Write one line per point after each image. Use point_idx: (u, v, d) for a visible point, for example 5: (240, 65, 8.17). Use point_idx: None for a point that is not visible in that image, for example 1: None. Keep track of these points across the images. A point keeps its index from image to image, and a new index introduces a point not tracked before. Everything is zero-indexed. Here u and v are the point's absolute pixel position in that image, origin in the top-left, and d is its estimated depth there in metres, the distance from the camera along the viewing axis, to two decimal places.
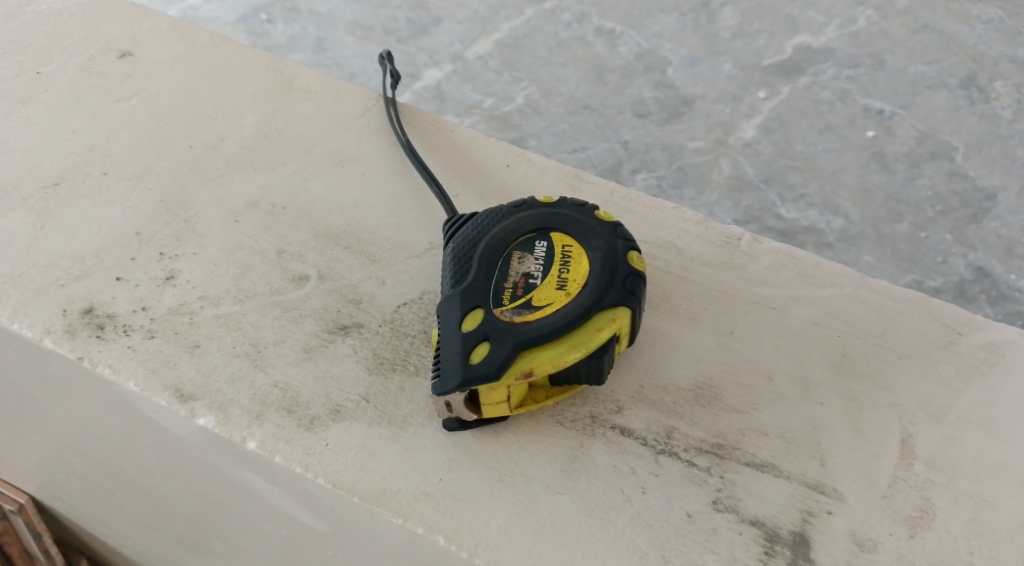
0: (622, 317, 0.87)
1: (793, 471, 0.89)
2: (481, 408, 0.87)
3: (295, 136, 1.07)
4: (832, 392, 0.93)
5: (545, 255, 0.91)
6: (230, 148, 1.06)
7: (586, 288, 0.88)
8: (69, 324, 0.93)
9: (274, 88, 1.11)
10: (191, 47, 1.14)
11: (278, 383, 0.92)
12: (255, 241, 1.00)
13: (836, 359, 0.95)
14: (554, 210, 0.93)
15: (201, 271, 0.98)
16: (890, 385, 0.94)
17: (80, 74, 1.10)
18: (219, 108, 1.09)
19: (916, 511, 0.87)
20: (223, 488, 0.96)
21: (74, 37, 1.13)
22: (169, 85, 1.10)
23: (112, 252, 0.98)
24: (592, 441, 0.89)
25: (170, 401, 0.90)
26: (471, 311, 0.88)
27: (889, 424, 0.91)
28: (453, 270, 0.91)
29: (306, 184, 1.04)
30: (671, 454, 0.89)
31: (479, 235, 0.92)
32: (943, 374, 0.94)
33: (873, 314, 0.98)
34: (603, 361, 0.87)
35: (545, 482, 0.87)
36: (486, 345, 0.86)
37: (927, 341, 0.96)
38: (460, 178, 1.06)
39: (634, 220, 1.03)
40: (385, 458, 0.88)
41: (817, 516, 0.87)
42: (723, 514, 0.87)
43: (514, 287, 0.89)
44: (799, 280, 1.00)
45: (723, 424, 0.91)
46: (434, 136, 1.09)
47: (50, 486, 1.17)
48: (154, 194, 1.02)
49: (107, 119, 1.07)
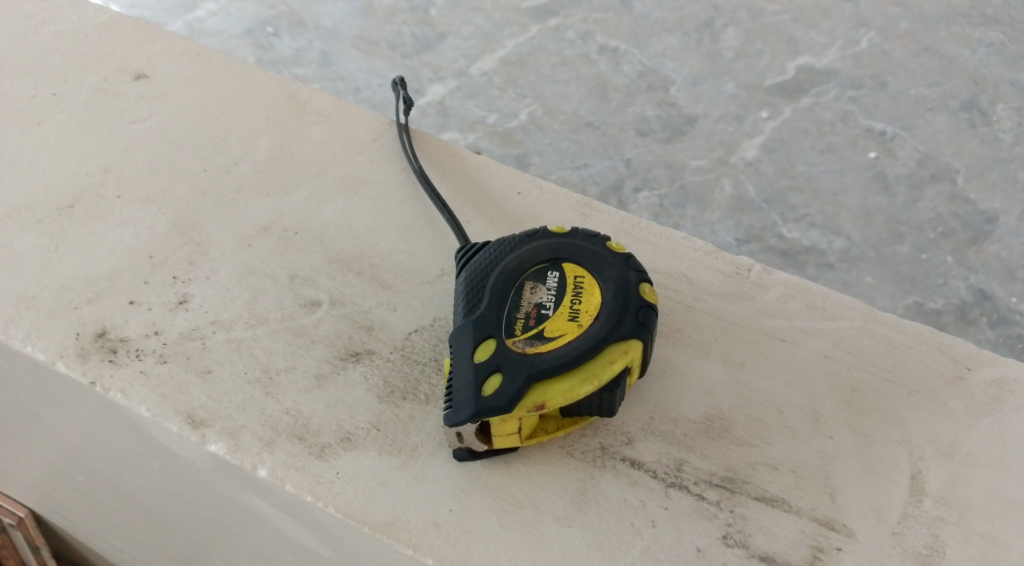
0: (634, 349, 0.87)
1: (803, 507, 0.89)
2: (493, 439, 0.87)
3: (307, 159, 1.08)
4: (842, 426, 0.93)
5: (557, 286, 0.91)
6: (242, 171, 1.07)
7: (598, 320, 0.88)
8: (81, 347, 0.93)
9: (288, 109, 1.12)
10: (205, 67, 1.15)
11: (289, 409, 0.92)
12: (267, 265, 1.00)
13: (845, 393, 0.95)
14: (567, 240, 0.93)
15: (214, 296, 0.98)
16: (899, 420, 0.94)
17: (94, 95, 1.11)
18: (231, 130, 1.10)
19: (925, 548, 0.87)
20: (229, 512, 0.96)
21: (90, 57, 1.14)
22: (183, 107, 1.11)
23: (125, 274, 0.98)
24: (602, 473, 0.89)
25: (182, 426, 0.90)
26: (484, 342, 0.88)
27: (900, 460, 0.91)
28: (466, 299, 0.91)
29: (318, 208, 1.05)
30: (681, 488, 0.89)
31: (492, 263, 0.92)
32: (952, 409, 0.95)
33: (883, 348, 0.98)
34: (615, 394, 0.87)
35: (555, 515, 0.87)
36: (498, 376, 0.86)
37: (937, 377, 0.97)
38: (472, 204, 1.06)
39: (646, 249, 1.04)
40: (394, 487, 0.88)
41: (827, 552, 0.87)
42: (734, 548, 0.87)
43: (527, 317, 0.89)
44: (809, 312, 1.00)
45: (734, 458, 0.91)
46: (446, 163, 1.10)
47: (49, 502, 1.17)
48: (167, 217, 1.02)
49: (120, 139, 1.08)
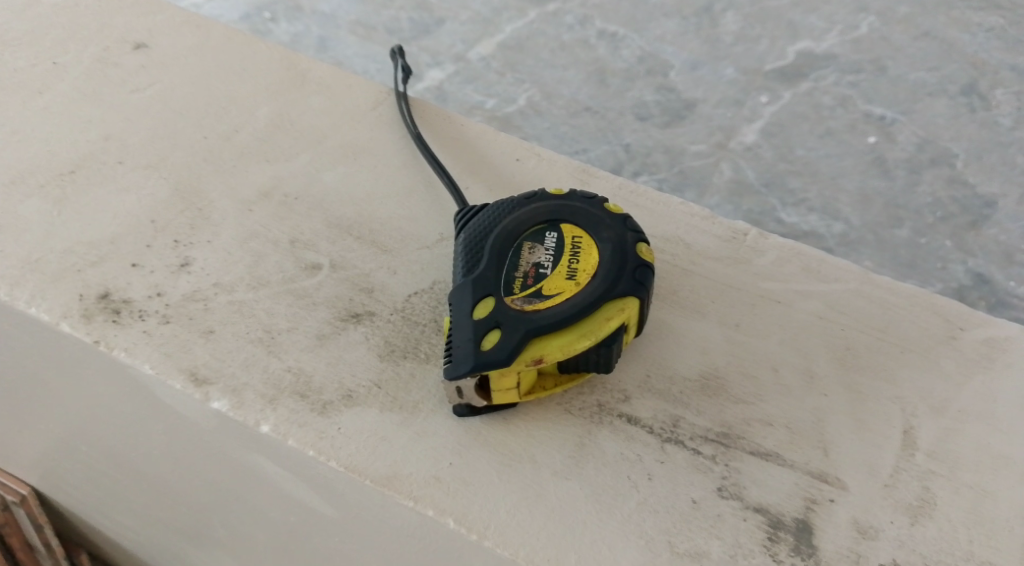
0: (631, 307, 0.89)
1: (797, 460, 0.90)
2: (492, 395, 0.89)
3: (306, 128, 1.09)
4: (836, 384, 0.95)
5: (555, 246, 0.92)
6: (243, 139, 1.08)
7: (596, 278, 0.89)
8: (85, 308, 0.95)
9: (289, 82, 1.13)
10: (205, 40, 1.16)
11: (291, 367, 0.93)
12: (269, 230, 1.01)
13: (839, 352, 0.97)
14: (564, 202, 0.94)
15: (216, 259, 0.99)
16: (891, 377, 0.95)
17: (96, 65, 1.12)
18: (233, 101, 1.11)
19: (917, 500, 0.89)
20: (232, 474, 0.97)
21: (91, 29, 1.15)
22: (183, 77, 1.12)
23: (128, 239, 0.99)
24: (600, 429, 0.91)
25: (186, 384, 0.92)
26: (483, 299, 0.89)
27: (893, 416, 0.93)
28: (465, 258, 0.92)
29: (318, 176, 1.06)
30: (677, 442, 0.91)
31: (490, 225, 0.94)
32: (944, 367, 0.96)
33: (877, 309, 1.00)
34: (612, 349, 0.88)
35: (553, 468, 0.89)
36: (497, 332, 0.87)
37: (930, 336, 0.98)
38: (472, 171, 1.07)
39: (642, 214, 1.05)
40: (395, 443, 0.89)
41: (820, 504, 0.88)
42: (728, 500, 0.88)
43: (525, 276, 0.90)
44: (803, 275, 1.02)
45: (729, 414, 0.92)
46: (445, 131, 1.11)
47: (51, 477, 1.18)
48: (169, 183, 1.04)
49: (123, 108, 1.09)
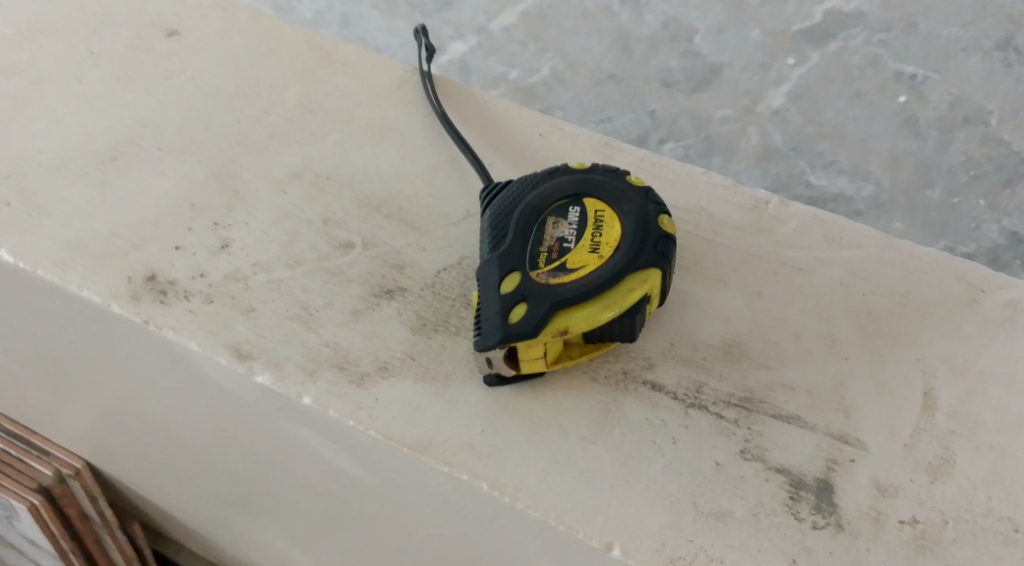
0: (653, 278, 0.91)
1: (819, 423, 0.93)
2: (520, 365, 0.92)
3: (334, 109, 1.12)
4: (856, 347, 0.97)
5: (579, 220, 0.95)
6: (273, 121, 1.11)
7: (618, 251, 0.92)
8: (133, 290, 0.98)
9: (316, 63, 1.16)
10: (232, 24, 1.19)
11: (328, 342, 0.97)
12: (300, 210, 1.05)
13: (860, 317, 0.99)
14: (587, 176, 0.96)
15: (251, 239, 1.02)
16: (911, 339, 0.97)
17: (129, 52, 1.15)
18: (262, 83, 1.14)
19: (936, 459, 0.91)
20: (274, 445, 1.01)
21: (122, 16, 1.18)
22: (213, 61, 1.15)
23: (168, 221, 1.03)
24: (625, 396, 0.94)
25: (230, 359, 0.95)
26: (509, 273, 0.92)
27: (912, 378, 0.95)
28: (491, 234, 0.95)
29: (346, 155, 1.09)
30: (700, 408, 0.93)
31: (516, 200, 0.96)
32: (964, 329, 0.98)
33: (898, 275, 1.02)
34: (635, 319, 0.91)
35: (581, 434, 0.92)
36: (524, 305, 0.90)
37: (950, 300, 1.00)
38: (497, 148, 1.10)
39: (665, 186, 1.07)
40: (429, 411, 0.93)
41: (841, 464, 0.91)
42: (751, 462, 0.91)
43: (550, 250, 0.93)
44: (825, 242, 1.04)
45: (752, 380, 0.95)
46: (469, 108, 1.14)
47: (101, 451, 1.23)
48: (204, 165, 1.07)
49: (157, 93, 1.12)
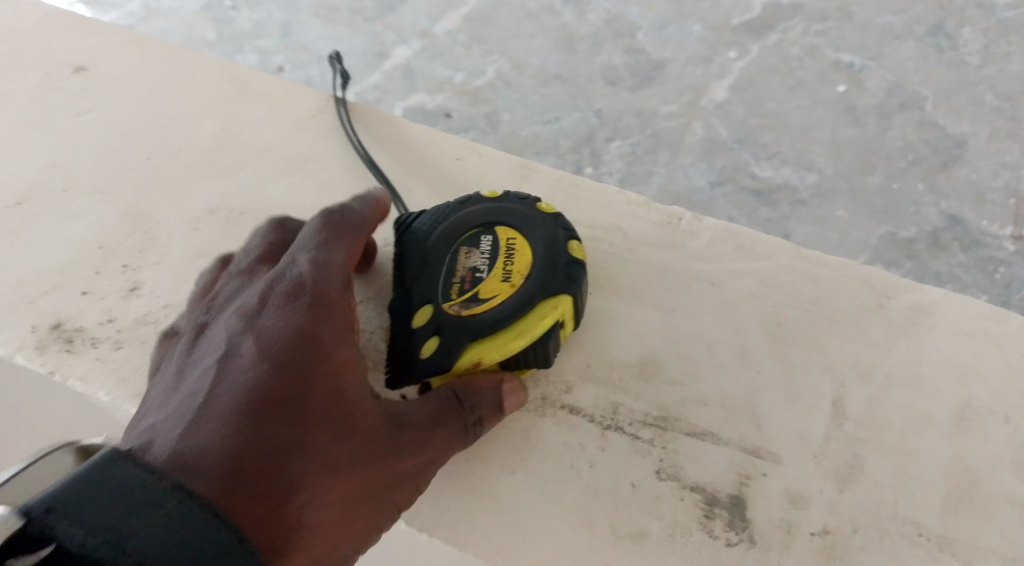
0: (564, 303, 0.92)
1: (732, 437, 0.94)
2: None
3: (249, 141, 1.12)
4: (768, 359, 0.98)
5: (491, 248, 0.96)
6: (187, 157, 1.10)
7: (529, 279, 0.93)
8: (39, 339, 0.99)
9: (229, 93, 1.15)
10: (145, 56, 1.18)
11: None
12: (216, 246, 1.05)
13: (771, 328, 1.00)
14: (498, 205, 0.98)
15: (164, 280, 1.02)
16: (822, 347, 0.99)
17: (39, 92, 1.15)
18: (176, 118, 1.13)
19: (844, 467, 0.93)
20: None
21: (31, 55, 1.18)
22: (125, 97, 1.15)
23: (78, 265, 1.03)
24: (543, 421, 0.95)
25: None
26: (422, 307, 0.93)
27: (822, 386, 0.97)
28: (404, 266, 0.96)
29: (262, 187, 1.08)
30: (617, 429, 0.95)
31: (428, 232, 0.97)
32: (870, 334, 1.00)
33: (808, 283, 1.03)
34: (548, 345, 0.92)
35: (500, 461, 0.94)
36: (436, 339, 0.92)
37: (858, 306, 1.01)
38: (413, 173, 1.10)
39: (579, 206, 1.08)
40: None
41: (753, 479, 0.93)
42: (667, 482, 0.93)
43: (462, 281, 0.94)
44: (737, 254, 1.05)
45: (667, 398, 0.96)
46: (386, 135, 1.14)
47: None
48: (116, 207, 1.07)
49: (67, 133, 1.12)
